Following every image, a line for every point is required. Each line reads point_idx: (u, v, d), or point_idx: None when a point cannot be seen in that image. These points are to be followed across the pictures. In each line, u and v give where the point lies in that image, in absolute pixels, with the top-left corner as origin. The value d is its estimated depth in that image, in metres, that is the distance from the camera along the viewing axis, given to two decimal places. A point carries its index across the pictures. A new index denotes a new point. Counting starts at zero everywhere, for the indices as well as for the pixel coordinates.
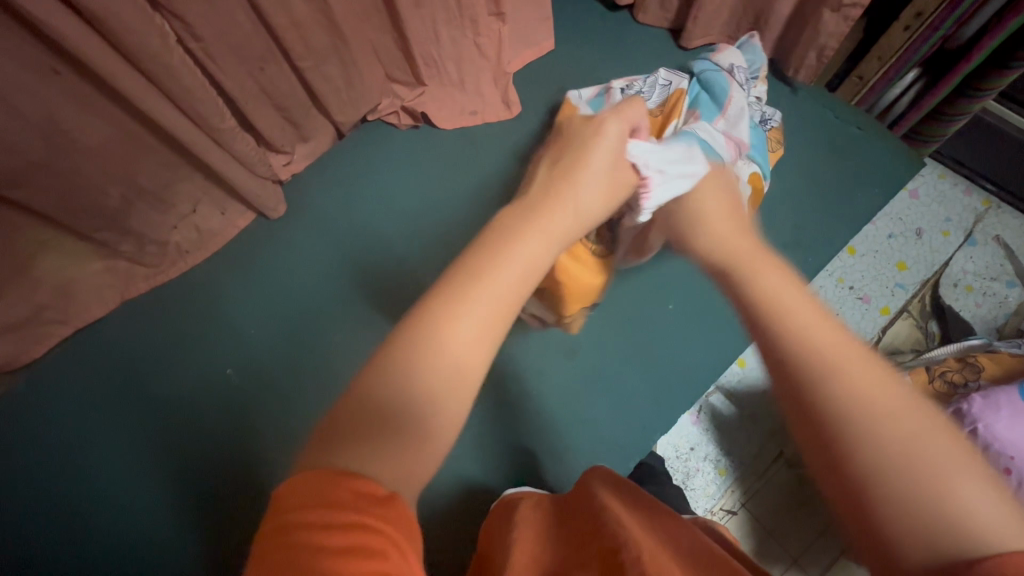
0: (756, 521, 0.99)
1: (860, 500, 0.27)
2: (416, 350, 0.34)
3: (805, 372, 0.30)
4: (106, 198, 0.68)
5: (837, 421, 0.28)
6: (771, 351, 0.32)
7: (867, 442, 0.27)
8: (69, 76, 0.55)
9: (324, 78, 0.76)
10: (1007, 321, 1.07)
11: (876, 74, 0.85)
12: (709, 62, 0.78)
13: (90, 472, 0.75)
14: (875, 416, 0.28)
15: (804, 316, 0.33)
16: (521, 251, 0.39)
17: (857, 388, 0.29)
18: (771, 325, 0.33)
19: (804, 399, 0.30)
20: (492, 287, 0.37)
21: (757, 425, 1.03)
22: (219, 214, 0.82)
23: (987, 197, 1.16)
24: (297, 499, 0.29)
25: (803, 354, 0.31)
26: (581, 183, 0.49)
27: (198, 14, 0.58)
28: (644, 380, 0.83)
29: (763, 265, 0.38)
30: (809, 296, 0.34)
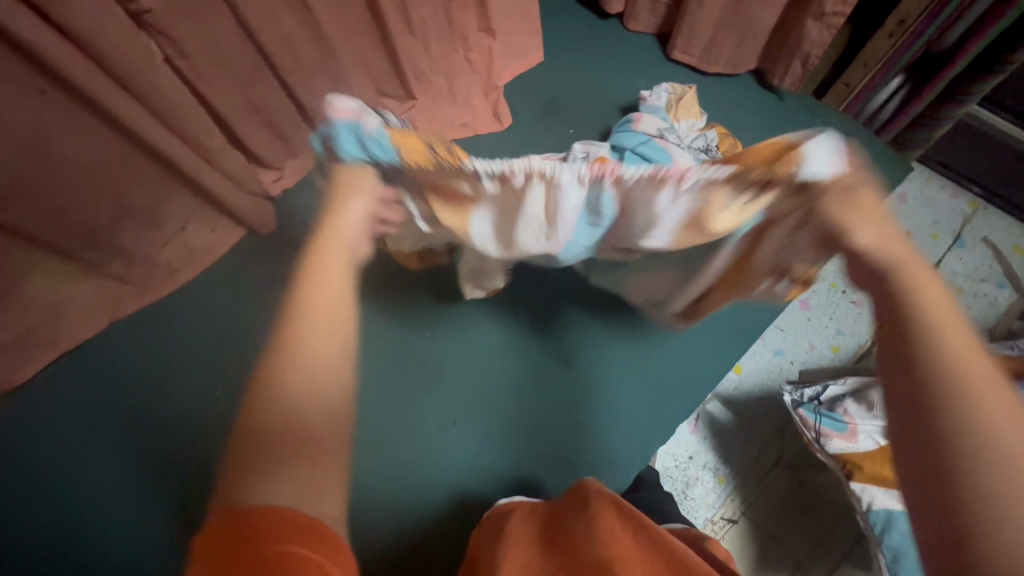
0: (757, 529, 0.98)
1: (954, 497, 0.29)
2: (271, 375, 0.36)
3: (940, 390, 0.32)
4: (92, 216, 0.67)
5: (960, 432, 0.30)
6: (910, 367, 0.33)
7: (988, 459, 0.29)
8: (54, 95, 0.54)
9: (314, 93, 0.76)
10: (998, 322, 1.07)
11: (862, 81, 0.85)
12: (635, 132, 0.76)
13: (81, 497, 0.74)
14: (1004, 445, 0.29)
15: (959, 336, 0.34)
16: (326, 261, 0.42)
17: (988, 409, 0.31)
18: (915, 342, 0.34)
19: (931, 421, 0.31)
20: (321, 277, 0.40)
21: (755, 433, 1.02)
22: (209, 231, 0.81)
23: (974, 200, 1.17)
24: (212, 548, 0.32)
25: (953, 373, 0.32)
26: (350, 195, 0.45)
27: (186, 31, 0.58)
28: (647, 385, 0.82)
29: (929, 284, 0.36)
30: (963, 321, 0.34)
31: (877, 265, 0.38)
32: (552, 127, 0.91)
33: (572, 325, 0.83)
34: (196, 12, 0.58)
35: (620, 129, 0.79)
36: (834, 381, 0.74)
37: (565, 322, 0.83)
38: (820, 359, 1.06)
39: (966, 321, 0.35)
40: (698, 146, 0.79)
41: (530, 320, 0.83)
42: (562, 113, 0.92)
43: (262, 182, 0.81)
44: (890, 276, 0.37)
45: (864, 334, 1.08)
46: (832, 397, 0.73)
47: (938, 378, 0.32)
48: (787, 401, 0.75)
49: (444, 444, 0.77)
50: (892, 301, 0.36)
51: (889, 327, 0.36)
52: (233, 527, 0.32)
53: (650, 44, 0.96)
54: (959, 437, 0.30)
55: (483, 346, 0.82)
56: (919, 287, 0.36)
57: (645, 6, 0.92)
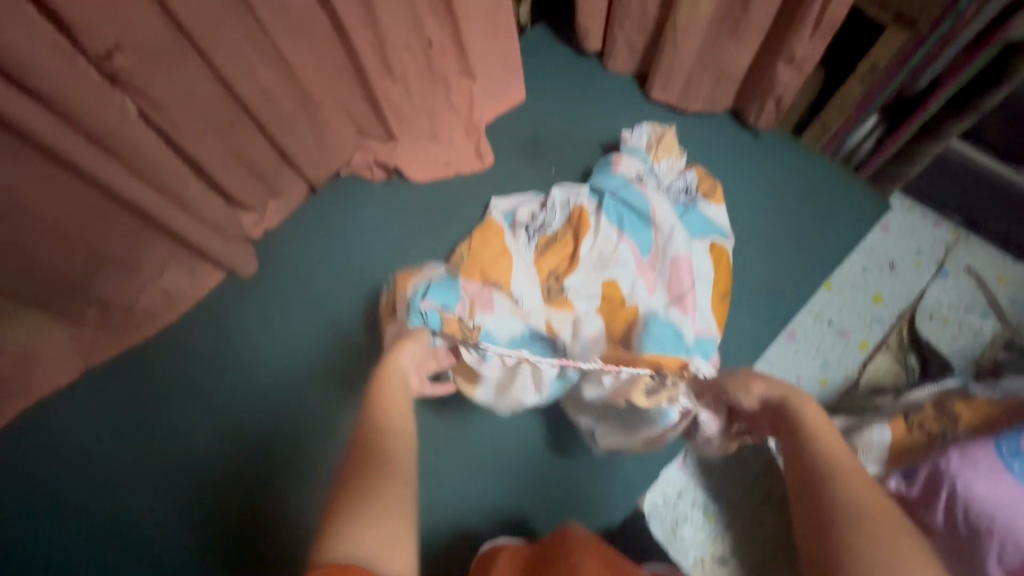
0: (749, 568, 0.96)
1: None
2: (368, 444, 0.44)
3: (848, 535, 0.39)
4: (66, 266, 0.67)
5: (853, 564, 0.38)
6: (830, 516, 0.42)
7: (865, 546, 0.38)
8: (25, 153, 0.54)
9: (293, 138, 0.76)
10: (984, 351, 1.07)
11: (838, 122, 0.87)
12: (615, 175, 0.80)
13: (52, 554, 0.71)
14: (881, 537, 0.38)
15: (846, 461, 0.45)
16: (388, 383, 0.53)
17: (894, 549, 0.38)
18: (816, 466, 0.45)
19: (836, 561, 0.39)
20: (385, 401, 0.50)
21: (744, 468, 1.01)
22: (188, 275, 0.80)
23: (955, 230, 1.18)
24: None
25: (848, 524, 0.40)
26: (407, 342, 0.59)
27: (161, 87, 0.58)
28: None
29: (824, 424, 0.48)
30: (866, 478, 0.44)
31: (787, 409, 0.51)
32: (534, 165, 0.92)
33: None
34: (172, 69, 0.58)
35: (600, 170, 0.81)
36: None
37: None
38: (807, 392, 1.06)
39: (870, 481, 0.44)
40: (677, 188, 0.81)
41: None
42: (544, 151, 0.93)
43: (242, 226, 0.81)
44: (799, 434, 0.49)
45: (851, 365, 1.07)
46: None
47: (826, 488, 0.43)
48: None
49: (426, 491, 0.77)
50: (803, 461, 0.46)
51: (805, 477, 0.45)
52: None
53: (629, 82, 0.97)
54: (846, 530, 0.40)
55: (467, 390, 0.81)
56: (819, 440, 0.47)
57: (624, 46, 0.94)
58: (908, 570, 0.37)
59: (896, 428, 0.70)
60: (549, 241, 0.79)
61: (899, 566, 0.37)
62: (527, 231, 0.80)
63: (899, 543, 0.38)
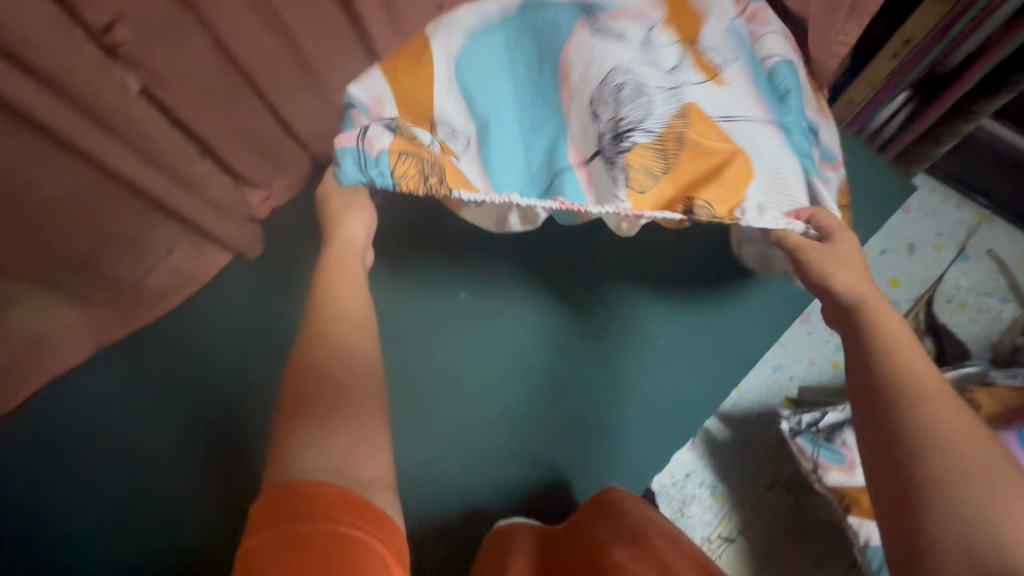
0: (755, 549, 0.96)
1: (904, 449, 0.44)
2: (329, 316, 0.57)
3: (898, 394, 0.47)
4: (72, 247, 0.66)
5: (912, 429, 0.45)
6: (876, 381, 0.49)
7: (936, 444, 0.43)
8: (28, 133, 0.53)
9: (300, 111, 0.74)
10: (1001, 337, 1.05)
11: (866, 98, 0.83)
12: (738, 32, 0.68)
13: (71, 515, 0.74)
14: (948, 440, 0.43)
15: (920, 364, 0.49)
16: (342, 261, 0.65)
17: (939, 412, 0.45)
18: (881, 365, 0.49)
19: (893, 409, 0.46)
20: (344, 269, 0.64)
21: (751, 451, 1.01)
22: (196, 255, 0.79)
23: (978, 212, 1.14)
24: (288, 501, 0.42)
25: (904, 390, 0.47)
26: (357, 210, 0.69)
27: (161, 61, 0.56)
28: (663, 417, 0.86)
29: (886, 313, 0.53)
30: (917, 348, 0.51)
31: (854, 315, 0.54)
32: None
33: (552, 373, 0.84)
34: (172, 41, 0.56)
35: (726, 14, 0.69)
36: (834, 408, 0.73)
37: (551, 374, 0.83)
38: (819, 376, 1.05)
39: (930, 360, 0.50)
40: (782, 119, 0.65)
41: (518, 367, 0.83)
42: None
43: (250, 205, 0.79)
44: (860, 305, 0.54)
45: None
46: (831, 426, 0.72)
47: (897, 377, 0.48)
48: (784, 428, 0.74)
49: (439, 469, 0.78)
50: (870, 346, 0.51)
51: (841, 303, 0.56)
52: (286, 490, 0.43)
53: None
54: (903, 399, 0.47)
55: (470, 374, 0.82)
56: (894, 339, 0.51)
57: None
58: (969, 447, 0.43)
59: None
60: None
61: (943, 432, 0.44)
62: None
63: (952, 422, 0.44)
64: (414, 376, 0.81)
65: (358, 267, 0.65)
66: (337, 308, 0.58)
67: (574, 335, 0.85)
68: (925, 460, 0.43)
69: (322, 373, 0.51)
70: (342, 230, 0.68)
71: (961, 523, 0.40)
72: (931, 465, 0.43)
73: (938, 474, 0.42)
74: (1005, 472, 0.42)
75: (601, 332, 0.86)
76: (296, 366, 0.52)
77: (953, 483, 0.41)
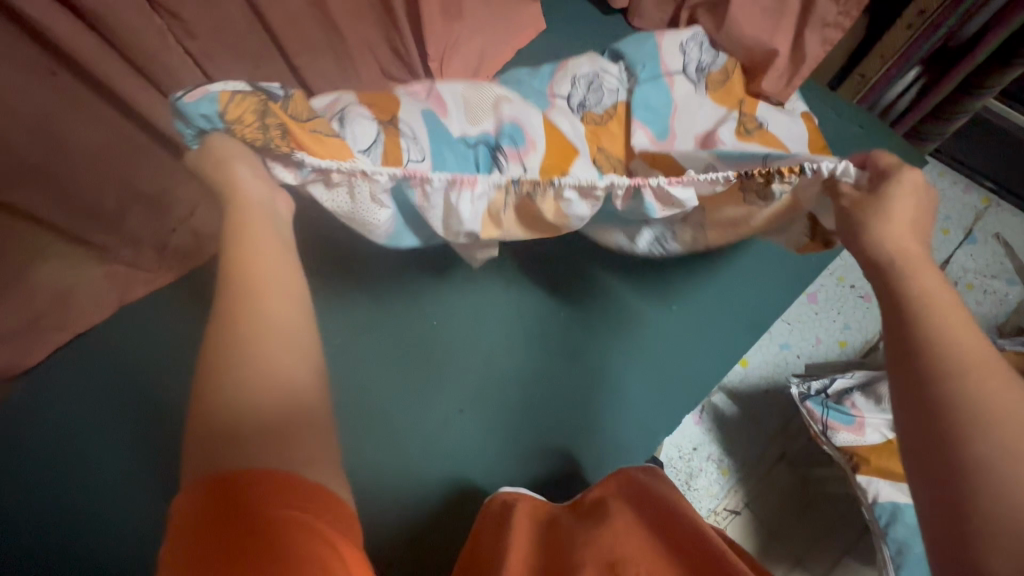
0: (761, 522, 0.95)
1: (955, 440, 0.41)
2: (238, 299, 0.46)
3: (940, 362, 0.44)
4: (103, 201, 0.68)
5: (952, 399, 0.42)
6: (917, 348, 0.46)
7: (987, 433, 0.40)
8: (65, 77, 0.55)
9: (323, 77, 0.76)
10: (1007, 318, 1.06)
11: (877, 73, 0.85)
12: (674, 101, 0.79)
13: (76, 479, 0.73)
14: (998, 430, 0.40)
15: (967, 340, 0.45)
16: (251, 233, 0.50)
17: (982, 383, 0.42)
18: (926, 342, 0.45)
19: (934, 380, 0.44)
20: (251, 238, 0.49)
21: (760, 426, 0.99)
22: (218, 217, 0.79)
23: (986, 196, 1.14)
24: (247, 493, 0.39)
25: (951, 373, 0.43)
26: (245, 161, 0.51)
27: (195, 13, 0.58)
28: (663, 380, 0.85)
29: (928, 276, 0.49)
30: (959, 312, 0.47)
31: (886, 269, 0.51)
32: None
33: (546, 331, 0.85)
34: None
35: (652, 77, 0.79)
36: (843, 375, 0.75)
37: (545, 331, 0.85)
38: (827, 354, 1.04)
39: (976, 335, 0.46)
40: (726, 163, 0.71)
41: (517, 324, 0.85)
42: None
43: None
44: (899, 266, 0.50)
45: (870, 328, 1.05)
46: (839, 391, 0.73)
47: (943, 358, 0.44)
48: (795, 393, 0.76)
49: (455, 432, 0.80)
50: (909, 312, 0.47)
51: (873, 260, 0.52)
52: (236, 483, 0.39)
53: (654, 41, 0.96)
54: (950, 383, 0.43)
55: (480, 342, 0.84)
56: (931, 304, 0.47)
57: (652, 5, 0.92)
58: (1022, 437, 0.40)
59: None
60: (595, 118, 0.77)
61: (994, 423, 0.41)
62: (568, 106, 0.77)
63: (1003, 409, 0.41)
64: (418, 349, 0.82)
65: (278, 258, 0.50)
66: (246, 311, 0.46)
67: (567, 298, 0.87)
68: (980, 454, 0.40)
69: (264, 408, 0.43)
70: (237, 186, 0.51)
71: (1003, 495, 0.38)
72: (986, 459, 0.39)
73: (994, 471, 0.39)
74: None
75: (596, 293, 0.87)
76: (223, 375, 0.43)
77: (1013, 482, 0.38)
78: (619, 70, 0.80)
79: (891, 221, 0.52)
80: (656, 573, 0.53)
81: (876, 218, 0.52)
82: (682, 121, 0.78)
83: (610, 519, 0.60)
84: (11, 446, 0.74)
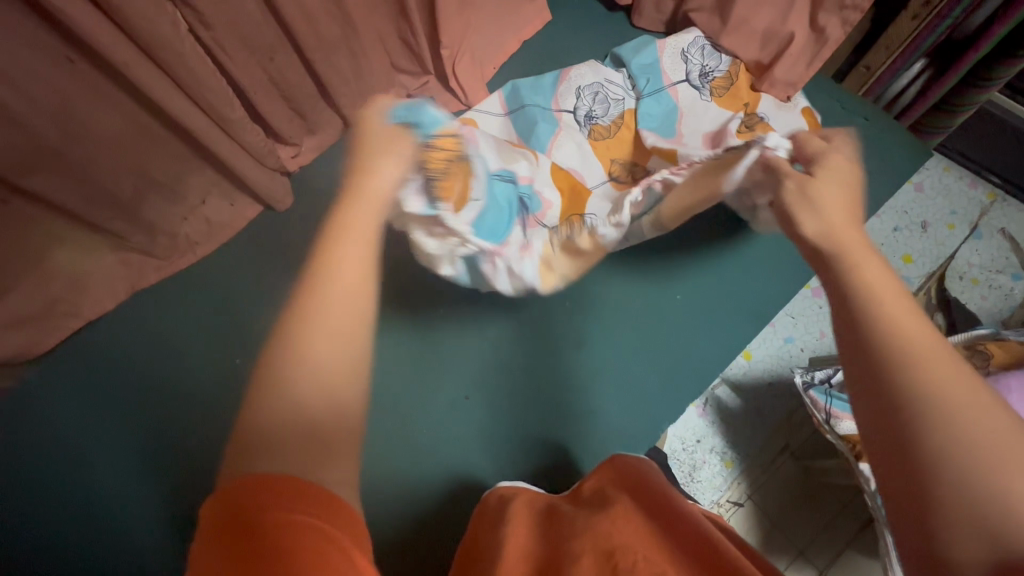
0: (763, 514, 0.94)
1: (924, 462, 0.32)
2: (310, 296, 0.38)
3: (889, 356, 0.35)
4: (118, 188, 0.70)
5: (905, 403, 0.33)
6: (859, 339, 0.37)
7: (964, 448, 0.31)
8: (81, 64, 0.56)
9: (334, 69, 0.77)
10: (1013, 313, 1.06)
11: (883, 65, 0.86)
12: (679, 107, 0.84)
13: (94, 456, 0.76)
14: (979, 447, 0.31)
15: (916, 329, 0.36)
16: (358, 223, 0.43)
17: (939, 377, 0.34)
18: (876, 341, 0.36)
19: (883, 380, 0.35)
20: (354, 227, 0.42)
21: (763, 420, 0.98)
22: (228, 205, 0.83)
23: (992, 191, 1.14)
24: (246, 496, 0.33)
25: (911, 381, 0.34)
26: (386, 156, 0.47)
27: (209, 2, 0.59)
28: (664, 368, 0.88)
29: (866, 259, 0.41)
30: (902, 292, 0.39)
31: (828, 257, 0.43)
32: None
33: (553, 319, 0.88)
34: None
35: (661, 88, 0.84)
36: None
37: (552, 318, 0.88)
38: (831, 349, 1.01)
39: (926, 320, 0.37)
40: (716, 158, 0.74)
41: (527, 312, 0.88)
42: None
43: (281, 158, 0.83)
44: (835, 256, 0.42)
45: None
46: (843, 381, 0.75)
47: (899, 360, 0.35)
48: (798, 382, 0.77)
49: (460, 417, 0.83)
50: (849, 298, 0.39)
51: (813, 249, 0.45)
52: (247, 486, 0.33)
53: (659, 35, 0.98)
54: (916, 393, 0.33)
55: (484, 329, 0.87)
56: (870, 287, 0.39)
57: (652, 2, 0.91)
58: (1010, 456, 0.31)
59: None
60: (601, 132, 0.84)
61: (974, 437, 0.31)
62: (574, 120, 0.84)
63: (981, 416, 0.32)
64: (429, 337, 0.86)
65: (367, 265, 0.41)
66: (309, 313, 0.37)
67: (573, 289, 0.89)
68: (963, 485, 0.31)
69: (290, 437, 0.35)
70: (367, 177, 0.46)
71: (975, 518, 0.30)
72: (975, 490, 0.30)
73: (979, 502, 0.30)
74: None
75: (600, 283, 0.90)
76: (279, 384, 0.36)
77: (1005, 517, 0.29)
78: (623, 79, 0.86)
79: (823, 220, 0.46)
80: (655, 558, 0.48)
81: (806, 208, 0.48)
82: (688, 125, 0.83)
83: (610, 509, 0.57)
84: (33, 425, 0.77)
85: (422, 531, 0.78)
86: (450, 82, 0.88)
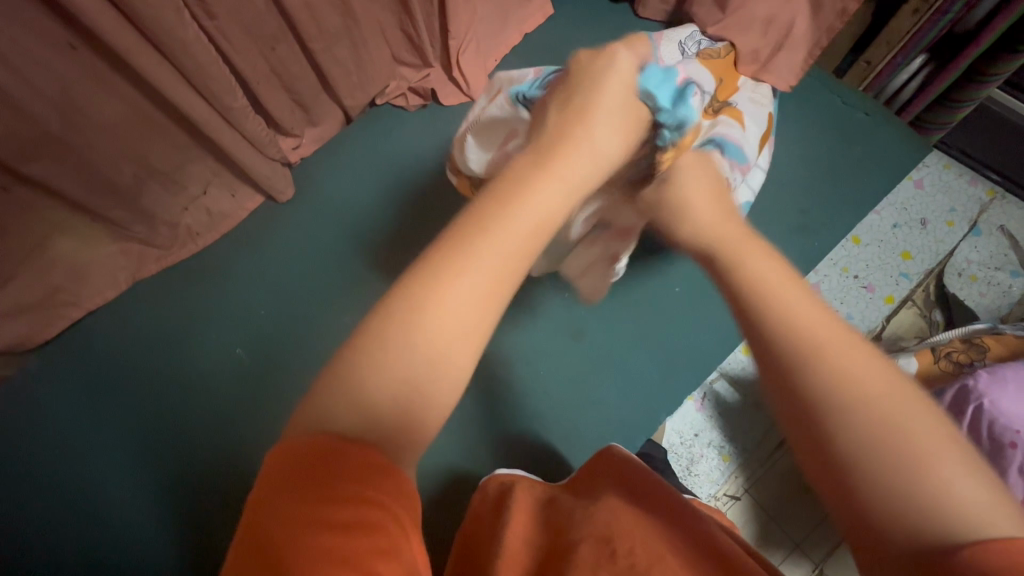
0: (760, 508, 0.93)
1: (852, 476, 0.30)
2: (459, 263, 0.35)
3: (792, 357, 0.33)
4: (119, 176, 0.70)
5: (813, 404, 0.31)
6: (760, 342, 0.34)
7: (888, 460, 0.29)
8: (84, 51, 0.56)
9: (335, 60, 0.77)
10: (1011, 310, 1.07)
11: (883, 60, 0.87)
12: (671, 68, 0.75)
13: (95, 443, 0.77)
14: (909, 458, 0.29)
15: (823, 331, 0.33)
16: (538, 198, 0.39)
17: (843, 370, 0.32)
18: (780, 348, 0.33)
19: (790, 385, 0.32)
20: (530, 202, 0.38)
21: (760, 414, 0.96)
22: (229, 196, 0.84)
23: (992, 188, 1.14)
24: (308, 465, 0.31)
25: (829, 391, 0.31)
26: (597, 127, 0.45)
27: None
28: (661, 360, 0.88)
29: (749, 251, 0.39)
30: (787, 277, 0.37)
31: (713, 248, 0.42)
32: None
33: (553, 312, 0.89)
34: None
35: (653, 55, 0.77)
36: None
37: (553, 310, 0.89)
38: None
39: (837, 320, 0.34)
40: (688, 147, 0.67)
41: (527, 305, 0.89)
42: None
43: (282, 149, 0.83)
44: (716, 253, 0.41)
45: (874, 318, 1.03)
46: None
47: (800, 367, 0.32)
48: None
49: (458, 408, 0.84)
50: (740, 296, 0.36)
51: (700, 246, 0.44)
52: (318, 451, 0.31)
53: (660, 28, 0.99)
54: (830, 405, 0.31)
55: None
56: (761, 280, 0.36)
57: None
58: (933, 462, 0.29)
59: (924, 359, 0.75)
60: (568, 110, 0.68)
61: (900, 446, 0.29)
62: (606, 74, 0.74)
63: (912, 423, 0.30)
64: None
65: (527, 248, 0.37)
66: (454, 285, 0.35)
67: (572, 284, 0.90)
68: (896, 499, 0.29)
69: (379, 405, 0.33)
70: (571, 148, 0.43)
71: (903, 523, 0.28)
72: (902, 505, 0.28)
73: (919, 516, 0.28)
74: (982, 488, 0.29)
75: None
76: (396, 350, 0.33)
77: (952, 525, 0.28)
78: None
79: (704, 210, 0.46)
80: (651, 544, 0.48)
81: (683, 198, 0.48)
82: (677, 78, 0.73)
83: (605, 502, 0.57)
84: (34, 413, 0.78)
85: (420, 520, 0.78)
86: (453, 74, 0.89)
